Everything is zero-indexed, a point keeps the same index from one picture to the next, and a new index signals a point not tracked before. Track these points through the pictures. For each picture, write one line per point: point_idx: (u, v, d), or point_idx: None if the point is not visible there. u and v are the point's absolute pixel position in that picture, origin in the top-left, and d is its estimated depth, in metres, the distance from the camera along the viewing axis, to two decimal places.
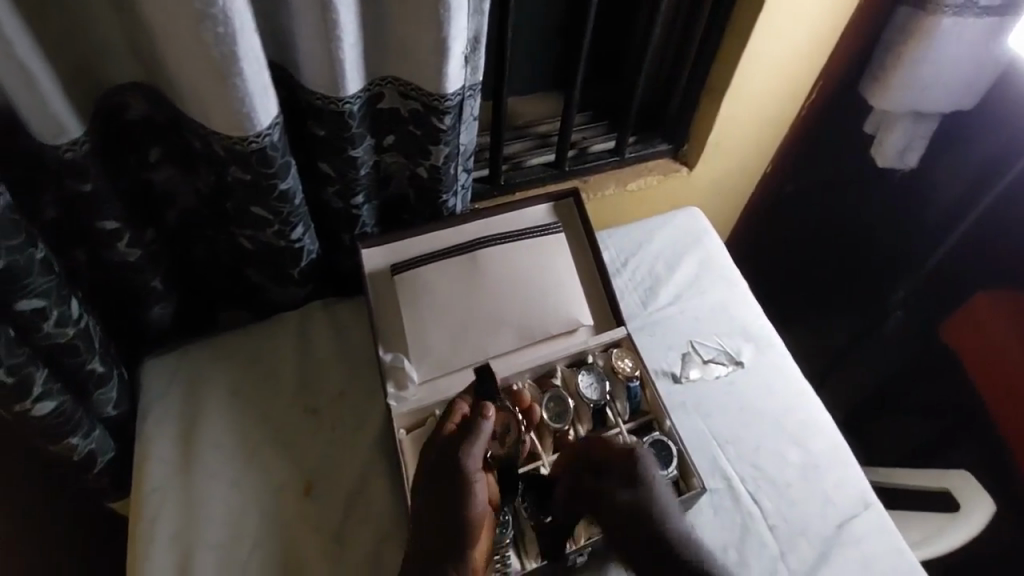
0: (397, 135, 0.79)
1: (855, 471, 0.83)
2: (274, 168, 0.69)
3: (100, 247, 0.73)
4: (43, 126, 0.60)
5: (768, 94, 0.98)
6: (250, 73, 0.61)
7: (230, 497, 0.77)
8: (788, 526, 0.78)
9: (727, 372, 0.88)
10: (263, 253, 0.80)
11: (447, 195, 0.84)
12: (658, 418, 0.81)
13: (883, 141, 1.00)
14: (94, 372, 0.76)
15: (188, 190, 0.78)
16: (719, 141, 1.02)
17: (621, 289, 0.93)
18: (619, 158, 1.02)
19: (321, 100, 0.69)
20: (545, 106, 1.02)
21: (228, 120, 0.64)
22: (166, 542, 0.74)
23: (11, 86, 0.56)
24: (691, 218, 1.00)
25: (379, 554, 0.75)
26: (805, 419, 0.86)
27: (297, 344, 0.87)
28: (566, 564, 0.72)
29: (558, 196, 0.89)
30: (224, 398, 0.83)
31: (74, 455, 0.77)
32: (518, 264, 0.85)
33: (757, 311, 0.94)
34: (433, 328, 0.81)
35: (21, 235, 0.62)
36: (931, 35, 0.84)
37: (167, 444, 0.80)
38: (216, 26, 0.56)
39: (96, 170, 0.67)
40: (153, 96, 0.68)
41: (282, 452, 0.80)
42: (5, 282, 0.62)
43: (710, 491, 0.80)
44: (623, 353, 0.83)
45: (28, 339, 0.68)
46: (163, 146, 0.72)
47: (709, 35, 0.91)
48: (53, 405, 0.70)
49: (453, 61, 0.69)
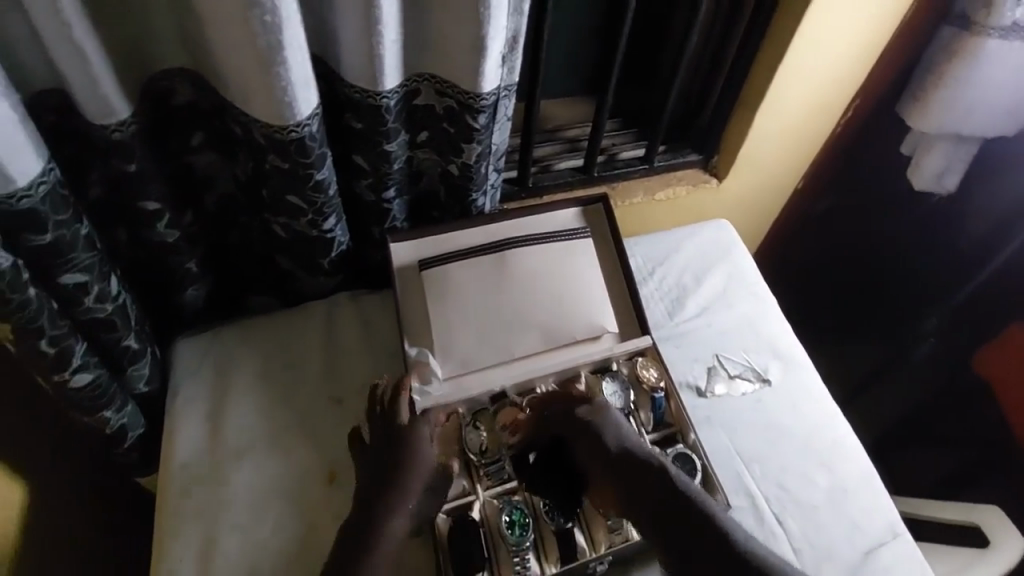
0: (431, 132, 0.80)
1: (885, 498, 0.80)
2: (311, 158, 0.71)
3: (143, 227, 0.75)
4: (95, 106, 0.63)
5: (809, 107, 0.96)
6: (293, 63, 0.62)
7: (252, 479, 0.79)
8: (812, 550, 0.76)
9: (753, 389, 0.86)
10: (295, 242, 0.82)
11: (476, 194, 0.85)
12: (682, 430, 0.79)
13: (921, 164, 0.97)
14: (129, 348, 0.78)
15: (227, 175, 0.81)
16: (756, 153, 1.00)
17: (647, 298, 0.92)
18: (649, 166, 1.01)
19: (359, 94, 0.71)
20: (579, 111, 1.02)
21: (268, 109, 0.66)
22: (191, 519, 0.76)
23: (67, 66, 0.59)
24: (721, 230, 0.98)
25: None
26: (833, 441, 0.83)
27: (323, 333, 0.88)
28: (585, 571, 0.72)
29: (588, 201, 0.89)
30: (249, 381, 0.84)
31: (106, 428, 0.80)
32: (548, 266, 0.84)
33: (784, 328, 0.92)
34: (458, 325, 0.81)
35: (67, 211, 0.64)
36: (977, 57, 0.81)
37: (196, 422, 0.82)
38: (264, 15, 0.57)
39: (142, 152, 0.69)
40: (197, 83, 0.71)
41: (303, 438, 0.82)
42: (50, 256, 0.65)
43: (733, 509, 0.78)
44: (648, 362, 0.82)
45: (69, 312, 0.70)
46: (205, 131, 0.75)
47: (753, 46, 0.90)
48: (90, 377, 0.73)
49: (491, 60, 0.69)
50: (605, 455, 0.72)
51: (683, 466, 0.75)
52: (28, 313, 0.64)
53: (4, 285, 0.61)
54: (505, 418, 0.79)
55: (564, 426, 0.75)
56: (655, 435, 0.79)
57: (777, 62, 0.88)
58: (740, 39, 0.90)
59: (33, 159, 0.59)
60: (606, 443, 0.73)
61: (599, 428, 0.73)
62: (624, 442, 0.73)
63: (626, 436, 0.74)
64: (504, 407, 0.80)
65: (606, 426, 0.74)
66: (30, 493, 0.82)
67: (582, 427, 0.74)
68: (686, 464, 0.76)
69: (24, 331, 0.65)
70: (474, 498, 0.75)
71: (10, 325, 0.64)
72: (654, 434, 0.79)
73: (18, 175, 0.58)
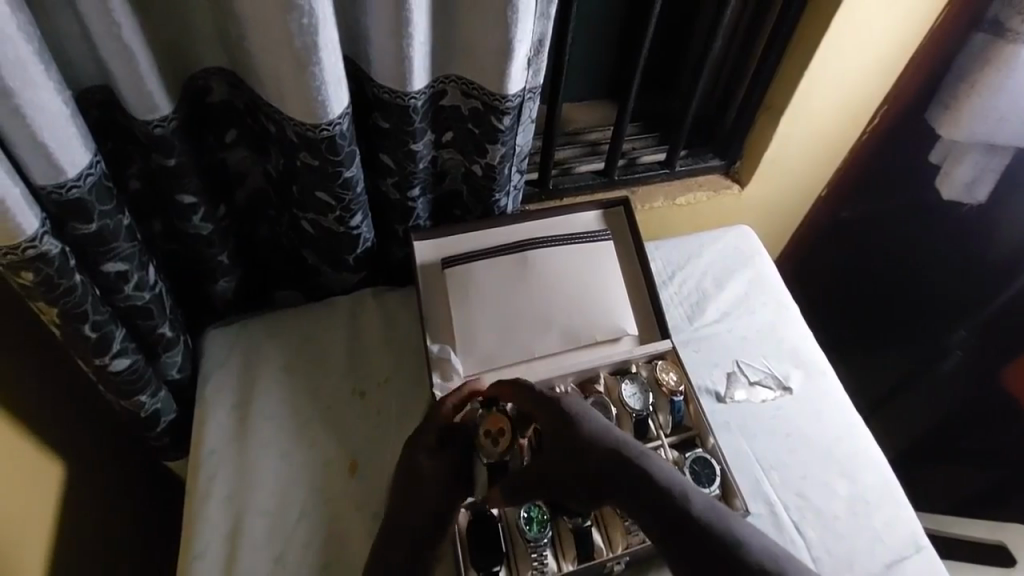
0: (455, 132, 0.82)
1: (907, 511, 0.79)
2: (341, 156, 0.73)
3: (178, 219, 0.79)
4: (140, 103, 0.66)
5: (833, 113, 0.96)
6: (327, 63, 0.65)
7: (279, 469, 0.81)
8: (833, 560, 0.75)
9: (774, 397, 0.85)
10: (322, 238, 0.84)
11: (499, 195, 0.87)
12: (702, 434, 0.79)
13: (951, 173, 0.96)
14: (163, 336, 0.82)
15: (259, 170, 0.84)
16: (780, 159, 1.00)
17: (666, 302, 0.92)
18: (670, 171, 1.02)
19: (387, 94, 0.73)
20: (601, 114, 1.03)
21: (302, 107, 0.68)
22: (221, 503, 0.79)
23: (114, 63, 0.62)
24: (742, 236, 0.98)
25: None
26: (854, 453, 0.82)
27: (348, 326, 0.90)
28: (602, 569, 0.73)
29: (609, 204, 0.89)
30: (277, 370, 0.87)
31: (140, 412, 0.83)
32: (569, 269, 0.85)
33: (806, 336, 0.91)
34: (478, 323, 0.83)
35: (112, 203, 0.67)
36: (1009, 64, 0.81)
37: (226, 411, 0.84)
38: (301, 17, 0.60)
39: (181, 147, 0.73)
40: (231, 81, 0.74)
41: (328, 429, 0.84)
42: (95, 244, 0.68)
43: (752, 515, 0.77)
44: (668, 366, 0.82)
45: (110, 299, 0.74)
46: (239, 128, 0.79)
47: (781, 51, 0.90)
48: (127, 362, 0.76)
49: (517, 62, 0.70)
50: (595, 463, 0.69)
51: (702, 470, 0.75)
52: (74, 298, 0.67)
53: (52, 270, 0.64)
54: (489, 424, 0.76)
55: (547, 424, 0.72)
56: (673, 439, 0.79)
57: (803, 66, 0.88)
58: (767, 45, 0.90)
59: (83, 151, 0.63)
60: (598, 455, 0.69)
61: (587, 441, 0.69)
62: (618, 446, 0.69)
63: (613, 433, 0.71)
64: (493, 411, 0.77)
65: (596, 436, 0.70)
66: (69, 472, 0.86)
67: (571, 439, 0.70)
68: (705, 468, 0.75)
69: (70, 315, 0.68)
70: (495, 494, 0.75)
71: (57, 310, 0.68)
72: (672, 437, 0.79)
73: (68, 166, 0.61)
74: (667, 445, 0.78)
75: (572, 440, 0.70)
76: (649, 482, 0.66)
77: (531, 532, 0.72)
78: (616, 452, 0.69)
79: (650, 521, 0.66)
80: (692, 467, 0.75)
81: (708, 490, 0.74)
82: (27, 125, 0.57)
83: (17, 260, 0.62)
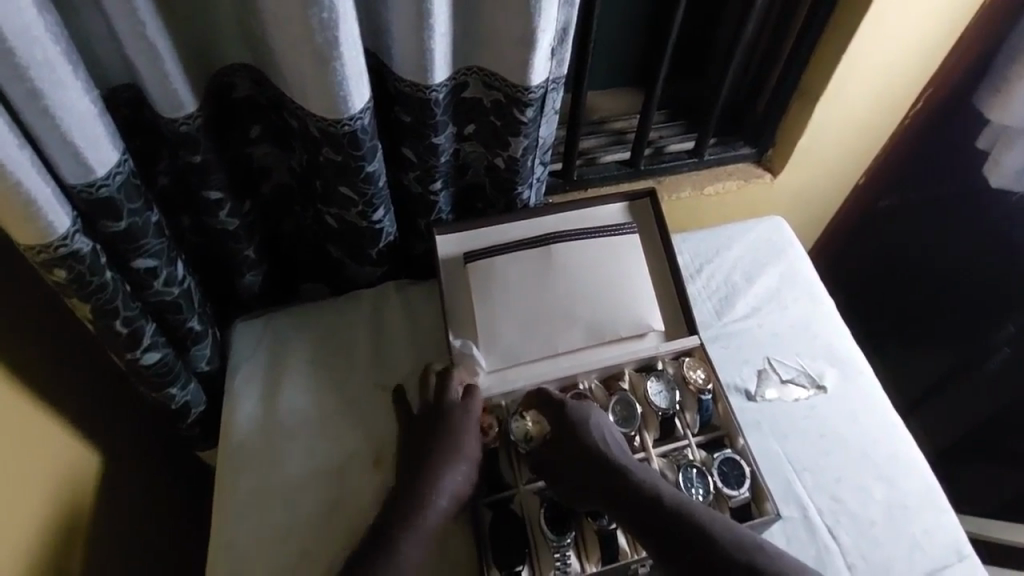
0: (477, 125, 0.80)
1: (951, 518, 0.75)
2: (362, 151, 0.73)
3: (204, 214, 0.79)
4: (166, 101, 0.66)
5: (873, 96, 0.91)
6: (347, 58, 0.64)
7: (304, 459, 0.81)
8: (870, 567, 0.72)
9: (808, 396, 0.82)
10: (345, 232, 0.84)
11: (522, 187, 0.85)
12: (731, 434, 0.77)
13: (1000, 160, 0.91)
14: (192, 330, 0.83)
15: (283, 164, 0.84)
16: (814, 145, 0.97)
17: (695, 296, 0.90)
18: (698, 160, 0.99)
19: (408, 87, 0.72)
20: (627, 103, 1.01)
21: (324, 103, 0.68)
22: (246, 491, 0.79)
23: (139, 63, 0.63)
24: (774, 228, 0.95)
25: (444, 541, 0.75)
26: (893, 456, 0.79)
27: (370, 321, 0.90)
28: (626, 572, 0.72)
29: (635, 196, 0.87)
30: (303, 364, 0.88)
31: (171, 404, 0.85)
32: (593, 263, 0.83)
33: (844, 334, 0.88)
34: (500, 319, 0.82)
35: (139, 200, 0.68)
36: None
37: (252, 400, 0.85)
38: (321, 12, 0.59)
39: (206, 143, 0.73)
40: (255, 78, 0.74)
41: (351, 422, 0.84)
42: (124, 242, 0.69)
43: (783, 518, 0.75)
44: (695, 363, 0.80)
45: (140, 295, 0.75)
46: (262, 123, 0.79)
47: (819, 33, 0.86)
48: (157, 356, 0.77)
49: (540, 53, 0.69)
50: (588, 455, 0.72)
51: (731, 471, 0.73)
52: (105, 295, 0.69)
53: (84, 267, 0.65)
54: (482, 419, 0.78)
55: (553, 425, 0.75)
56: (701, 438, 0.78)
57: (841, 49, 0.84)
58: (803, 27, 0.86)
59: (111, 150, 0.63)
60: (592, 446, 0.72)
61: (586, 438, 0.73)
62: (605, 439, 0.73)
63: (606, 427, 0.75)
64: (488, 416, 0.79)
65: (591, 428, 0.73)
66: (101, 459, 0.88)
67: (568, 434, 0.73)
68: (734, 470, 0.73)
69: (101, 311, 0.70)
70: (517, 491, 0.76)
71: (89, 306, 0.69)
72: (699, 437, 0.78)
73: (98, 166, 0.62)
74: (694, 445, 0.77)
75: (569, 436, 0.73)
76: (648, 499, 0.68)
77: (554, 534, 0.71)
78: (603, 448, 0.73)
79: (640, 526, 0.68)
80: (721, 468, 0.74)
81: (738, 493, 0.72)
82: (58, 126, 0.58)
83: (49, 258, 0.63)
